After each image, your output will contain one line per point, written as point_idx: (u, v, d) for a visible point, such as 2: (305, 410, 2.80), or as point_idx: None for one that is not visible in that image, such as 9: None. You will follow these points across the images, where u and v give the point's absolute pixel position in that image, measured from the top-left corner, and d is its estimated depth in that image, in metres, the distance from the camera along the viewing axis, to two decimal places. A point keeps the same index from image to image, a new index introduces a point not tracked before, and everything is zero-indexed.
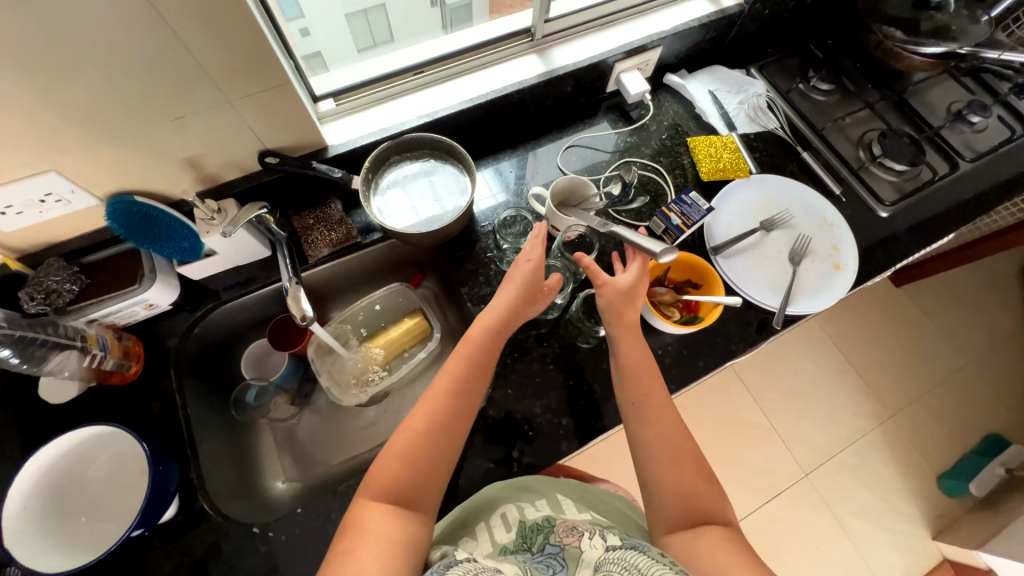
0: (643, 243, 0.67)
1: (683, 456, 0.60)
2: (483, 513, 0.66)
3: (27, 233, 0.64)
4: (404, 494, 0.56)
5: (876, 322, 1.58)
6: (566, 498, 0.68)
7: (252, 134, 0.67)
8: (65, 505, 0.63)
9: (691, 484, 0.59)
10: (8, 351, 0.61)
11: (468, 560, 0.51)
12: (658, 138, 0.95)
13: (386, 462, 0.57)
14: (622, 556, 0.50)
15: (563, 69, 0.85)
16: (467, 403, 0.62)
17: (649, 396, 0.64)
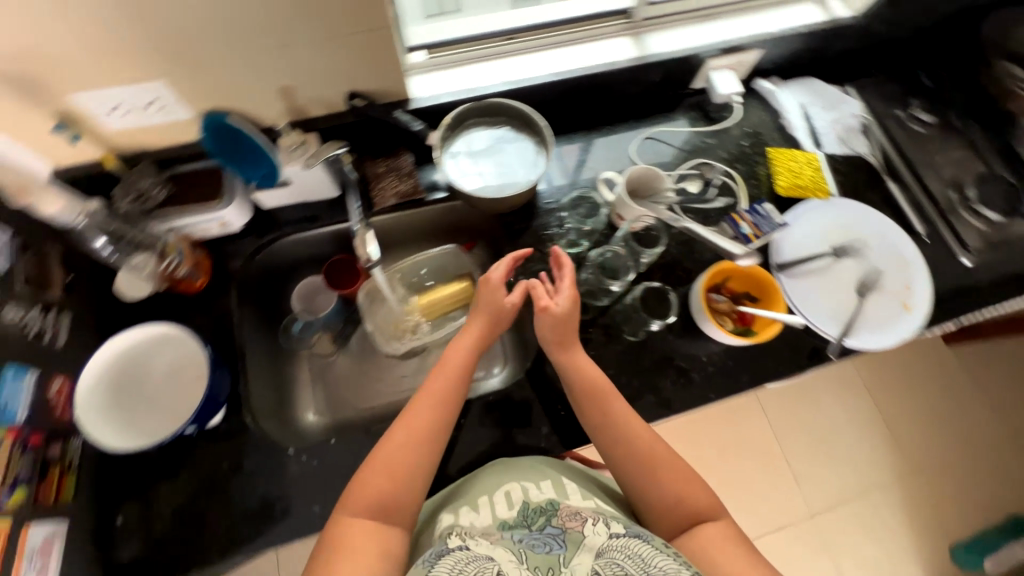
0: (723, 243, 0.72)
1: (657, 462, 0.62)
2: (483, 485, 0.68)
3: (127, 136, 0.67)
4: (385, 506, 0.57)
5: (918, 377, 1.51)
6: (571, 483, 0.69)
7: (347, 73, 0.68)
8: (127, 391, 0.66)
9: (671, 490, 0.60)
10: (102, 242, 0.67)
11: (460, 548, 0.55)
12: (737, 144, 0.92)
13: (366, 474, 0.59)
14: (626, 544, 0.54)
15: (657, 57, 0.83)
16: (439, 414, 0.64)
17: (612, 410, 0.65)
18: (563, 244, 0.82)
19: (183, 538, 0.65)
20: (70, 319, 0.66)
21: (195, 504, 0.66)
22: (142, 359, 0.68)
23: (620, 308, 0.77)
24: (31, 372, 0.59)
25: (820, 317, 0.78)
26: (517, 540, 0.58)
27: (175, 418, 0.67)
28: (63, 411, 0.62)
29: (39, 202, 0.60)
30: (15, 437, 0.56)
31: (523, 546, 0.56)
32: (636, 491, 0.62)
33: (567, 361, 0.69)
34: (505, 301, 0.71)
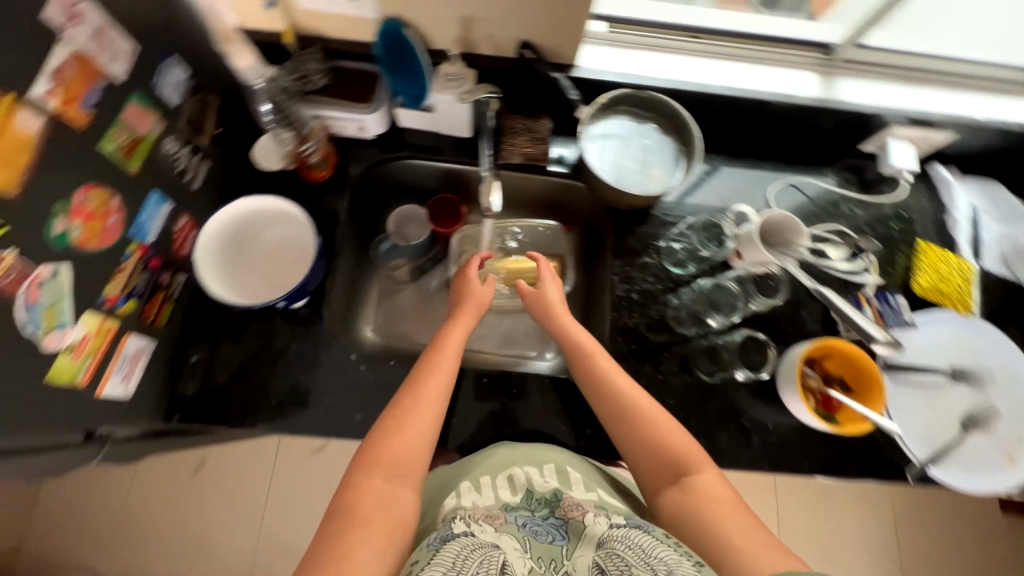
0: (870, 329, 0.68)
1: (653, 426, 0.63)
2: (489, 462, 0.68)
3: (310, 17, 0.68)
4: (397, 467, 0.58)
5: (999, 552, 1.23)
6: (576, 471, 0.67)
7: (530, 21, 0.67)
8: (240, 251, 0.71)
9: (665, 448, 0.61)
10: (267, 109, 0.68)
11: (466, 533, 0.54)
12: (886, 223, 0.83)
13: (377, 439, 0.60)
14: (627, 535, 0.53)
15: (840, 105, 0.76)
16: (433, 384, 0.64)
17: (608, 378, 0.67)
18: (668, 261, 0.78)
19: (238, 397, 0.70)
20: (207, 168, 0.71)
21: (255, 368, 0.72)
22: (256, 227, 0.72)
23: (705, 345, 0.74)
24: (166, 203, 0.64)
25: (910, 433, 0.71)
26: (522, 525, 0.57)
27: (272, 290, 0.72)
28: (179, 246, 0.67)
29: (234, 52, 0.62)
30: (141, 254, 0.60)
31: (526, 533, 0.56)
32: (634, 453, 0.63)
33: (559, 328, 0.72)
34: (483, 288, 0.75)
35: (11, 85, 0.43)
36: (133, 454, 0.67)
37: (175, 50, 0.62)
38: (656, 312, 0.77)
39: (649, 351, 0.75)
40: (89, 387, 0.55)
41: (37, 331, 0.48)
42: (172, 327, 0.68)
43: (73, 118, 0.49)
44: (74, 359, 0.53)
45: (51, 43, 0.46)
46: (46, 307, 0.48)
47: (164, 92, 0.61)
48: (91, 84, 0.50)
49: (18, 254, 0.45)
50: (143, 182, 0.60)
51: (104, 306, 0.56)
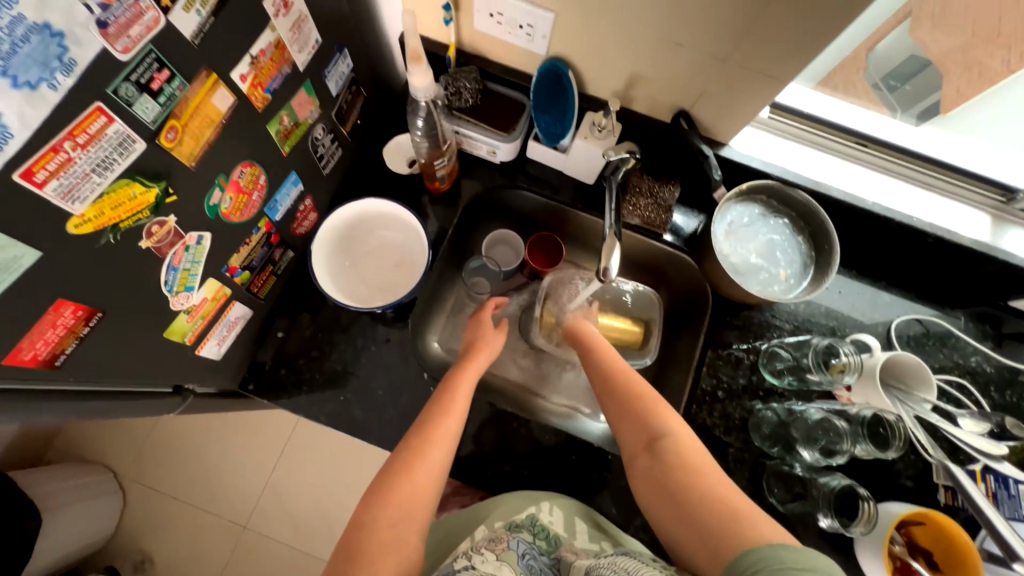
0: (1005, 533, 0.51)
1: (632, 392, 0.62)
2: (504, 508, 0.64)
3: (479, 38, 0.68)
4: (407, 507, 0.54)
5: None
6: (582, 523, 0.64)
7: (698, 95, 0.64)
8: (349, 249, 0.73)
9: (645, 417, 0.60)
10: (419, 123, 0.66)
11: (466, 566, 0.53)
12: (1017, 392, 0.75)
13: (387, 477, 0.56)
14: (613, 560, 0.51)
15: (1007, 256, 0.68)
16: (447, 425, 0.61)
17: (608, 365, 0.67)
18: (765, 365, 0.73)
19: (310, 382, 0.72)
20: (339, 155, 0.72)
21: (331, 358, 0.73)
22: (372, 226, 0.74)
23: (784, 469, 0.69)
24: (299, 186, 0.66)
25: None
26: (520, 554, 0.57)
27: (371, 293, 0.73)
28: (296, 226, 0.69)
29: (415, 73, 0.58)
30: (267, 230, 0.62)
31: (522, 566, 0.55)
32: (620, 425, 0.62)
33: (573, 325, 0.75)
34: (492, 334, 0.74)
35: (218, 67, 0.44)
36: (205, 409, 0.70)
37: (346, 43, 0.63)
38: (738, 414, 0.72)
39: (721, 456, 0.70)
40: (193, 345, 0.58)
41: (170, 290, 0.50)
42: (268, 299, 0.70)
43: (256, 100, 0.51)
44: (189, 319, 0.55)
45: (260, 29, 0.47)
46: (184, 270, 0.50)
47: (328, 83, 0.63)
48: (277, 70, 0.52)
49: (176, 221, 0.47)
50: (288, 163, 0.61)
51: (225, 274, 0.58)
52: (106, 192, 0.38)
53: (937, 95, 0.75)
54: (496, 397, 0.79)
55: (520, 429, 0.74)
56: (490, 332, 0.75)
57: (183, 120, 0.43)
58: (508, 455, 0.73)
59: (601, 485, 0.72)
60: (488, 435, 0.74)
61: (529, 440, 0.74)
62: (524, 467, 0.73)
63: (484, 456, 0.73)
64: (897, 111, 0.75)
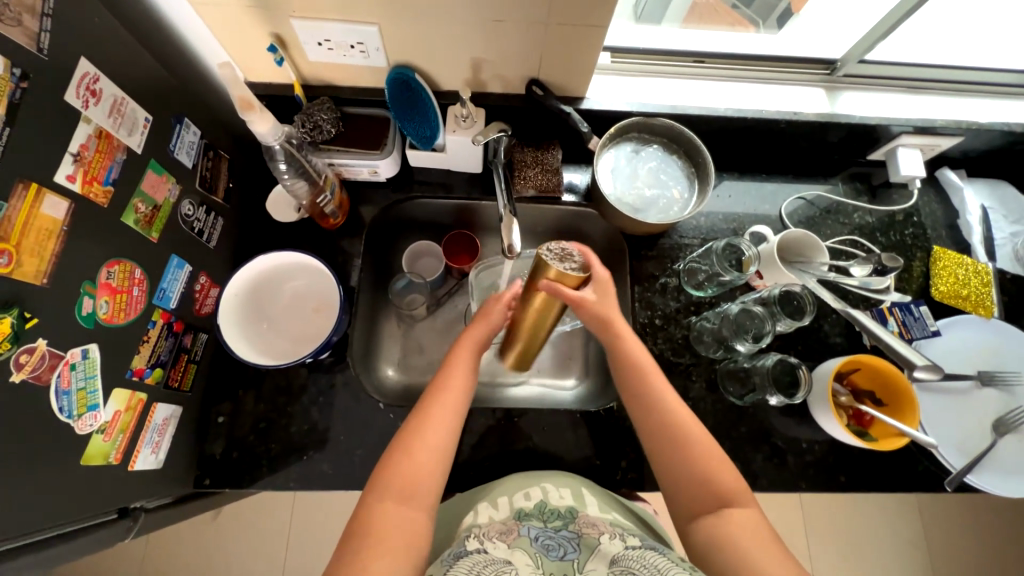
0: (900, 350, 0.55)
1: (678, 442, 0.59)
2: (503, 486, 0.66)
3: (319, 68, 0.68)
4: (407, 488, 0.54)
5: (970, 526, 1.38)
6: (591, 493, 0.65)
7: (539, 61, 0.67)
8: (262, 307, 0.71)
9: (704, 481, 0.56)
10: (284, 167, 0.65)
11: (478, 550, 0.54)
12: (900, 231, 0.84)
13: (396, 449, 0.56)
14: (642, 555, 0.53)
15: (849, 119, 0.76)
16: (452, 397, 0.61)
17: (650, 386, 0.62)
18: (688, 283, 0.78)
19: (269, 455, 0.70)
20: (220, 224, 0.70)
21: (283, 424, 0.71)
22: (277, 279, 0.72)
23: (732, 367, 0.74)
24: (187, 266, 0.64)
25: (941, 442, 0.71)
26: (534, 538, 0.56)
27: (296, 346, 0.71)
28: (199, 307, 0.67)
29: (254, 120, 0.57)
30: (165, 321, 0.60)
31: (538, 547, 0.54)
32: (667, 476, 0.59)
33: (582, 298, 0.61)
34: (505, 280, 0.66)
35: (35, 175, 0.42)
36: (167, 523, 0.66)
37: (183, 112, 0.61)
38: (680, 334, 0.76)
39: (677, 376, 0.74)
40: (122, 463, 0.55)
41: (70, 416, 0.47)
42: (196, 389, 0.68)
43: (96, 196, 0.49)
44: (106, 439, 0.52)
45: (72, 125, 0.45)
46: (79, 390, 0.48)
47: (178, 156, 0.61)
48: (110, 160, 0.50)
49: (48, 343, 0.44)
50: (163, 248, 0.59)
51: (133, 379, 0.55)
52: None
53: None
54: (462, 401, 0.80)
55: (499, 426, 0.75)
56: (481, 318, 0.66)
57: (14, 241, 0.40)
58: (487, 450, 0.74)
59: (581, 443, 0.75)
60: (463, 437, 0.75)
61: (501, 428, 0.75)
62: (505, 453, 0.74)
63: (467, 459, 0.74)
64: (758, 25, 0.77)
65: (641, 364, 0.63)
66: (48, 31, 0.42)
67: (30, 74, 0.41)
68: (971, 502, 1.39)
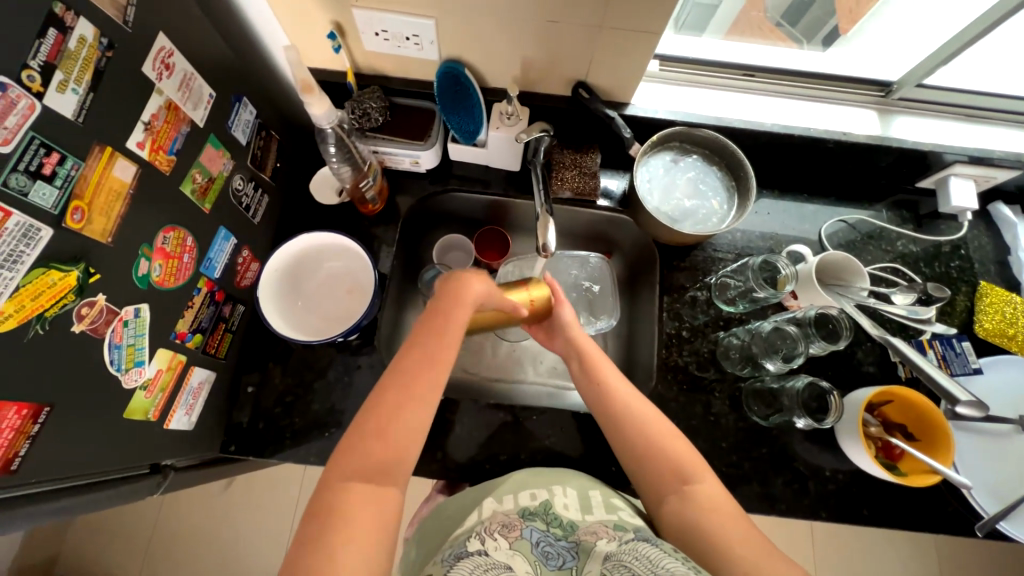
0: (940, 379, 0.52)
1: (632, 422, 0.60)
2: (510, 483, 0.66)
3: (374, 58, 0.70)
4: (376, 470, 0.50)
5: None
6: (597, 493, 0.65)
7: (588, 64, 0.67)
8: (298, 286, 0.73)
9: (664, 458, 0.58)
10: (333, 150, 0.67)
11: (480, 552, 0.53)
12: (945, 263, 0.81)
13: (360, 430, 0.52)
14: (634, 548, 0.52)
15: (900, 143, 0.74)
16: (430, 375, 0.55)
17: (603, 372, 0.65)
18: (719, 297, 0.77)
19: (291, 428, 0.71)
20: (266, 202, 0.73)
21: (307, 400, 0.73)
22: (315, 259, 0.74)
23: (758, 386, 0.73)
24: (232, 239, 0.66)
25: (975, 485, 0.68)
26: (535, 543, 0.56)
27: (327, 326, 0.73)
28: (239, 279, 0.69)
29: (313, 103, 0.59)
30: (208, 289, 0.62)
31: (537, 555, 0.54)
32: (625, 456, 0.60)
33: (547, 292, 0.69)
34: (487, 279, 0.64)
35: (110, 139, 0.44)
36: (190, 484, 0.68)
37: (243, 91, 0.64)
38: (706, 348, 0.75)
39: (700, 390, 0.73)
40: (160, 420, 0.57)
41: (120, 369, 0.50)
42: (230, 357, 0.70)
43: (160, 163, 0.51)
44: (148, 395, 0.54)
45: (146, 95, 0.48)
46: (128, 346, 0.50)
47: (234, 133, 0.63)
48: (176, 130, 0.53)
49: (106, 299, 0.46)
50: (213, 219, 0.62)
51: (176, 341, 0.58)
52: (23, 284, 0.38)
53: (836, 19, 0.72)
54: (481, 396, 0.81)
55: (517, 424, 0.76)
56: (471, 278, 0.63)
57: (87, 199, 0.43)
58: (500, 446, 0.75)
59: (597, 448, 0.75)
60: (479, 431, 0.75)
61: (518, 424, 0.76)
62: (519, 451, 0.75)
63: (481, 452, 0.74)
64: (802, 44, 0.76)
65: (592, 351, 0.67)
66: (134, 5, 0.45)
67: (115, 44, 0.43)
68: (996, 556, 1.33)
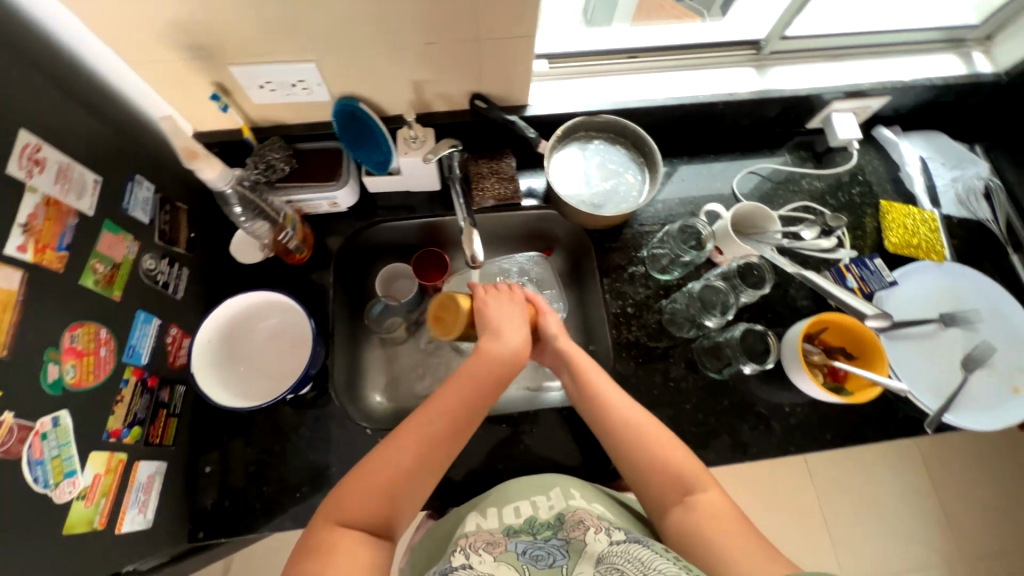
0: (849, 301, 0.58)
1: (628, 433, 0.62)
2: (493, 496, 0.66)
3: (265, 109, 0.70)
4: (374, 521, 0.54)
5: (970, 467, 1.42)
6: (576, 485, 0.67)
7: (477, 76, 0.69)
8: (236, 352, 0.71)
9: (665, 468, 0.60)
10: (239, 210, 0.67)
11: (464, 565, 0.57)
12: (847, 191, 0.88)
13: (363, 474, 0.56)
14: (626, 550, 0.55)
15: (780, 93, 0.80)
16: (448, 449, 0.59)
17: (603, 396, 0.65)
18: (653, 268, 0.81)
19: (261, 498, 0.69)
20: (186, 275, 0.71)
21: (272, 465, 0.70)
22: (250, 320, 0.72)
23: (707, 343, 0.76)
24: (155, 320, 0.64)
25: (917, 388, 0.73)
26: (522, 552, 0.58)
27: (278, 384, 0.71)
28: (173, 359, 0.66)
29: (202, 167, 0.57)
30: (138, 378, 0.60)
31: (526, 560, 0.57)
32: (625, 464, 0.62)
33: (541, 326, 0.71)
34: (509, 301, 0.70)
35: None
36: None
37: (134, 169, 0.62)
38: (653, 320, 0.78)
39: (656, 360, 0.76)
40: (109, 526, 0.54)
41: (47, 486, 0.47)
42: (181, 442, 0.67)
43: (50, 263, 0.49)
44: (89, 504, 0.52)
45: (17, 196, 0.46)
46: (52, 459, 0.48)
47: (133, 213, 0.61)
48: (62, 226, 0.50)
49: (14, 416, 0.44)
50: (127, 306, 0.59)
51: (110, 441, 0.55)
52: None
53: None
54: None
55: (490, 434, 0.75)
56: (506, 316, 0.68)
57: None
58: (480, 460, 0.74)
59: (573, 439, 0.75)
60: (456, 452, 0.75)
61: (491, 434, 0.76)
62: (500, 461, 0.75)
63: (461, 472, 0.74)
64: (704, 13, 0.83)
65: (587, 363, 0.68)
66: None
67: None
68: (966, 445, 1.44)
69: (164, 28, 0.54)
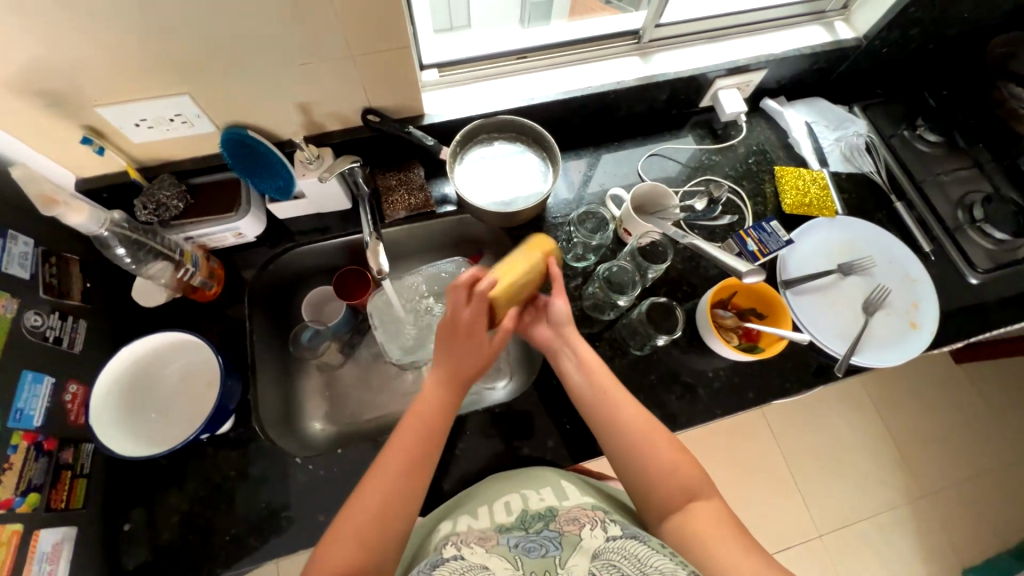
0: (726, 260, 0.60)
1: (635, 429, 0.61)
2: (482, 495, 0.65)
3: (149, 147, 0.68)
4: (373, 555, 0.52)
5: (913, 405, 1.51)
6: (569, 483, 0.66)
7: (363, 91, 0.70)
8: (143, 398, 0.68)
9: (674, 477, 0.59)
10: (123, 251, 0.66)
11: (455, 557, 0.54)
12: (743, 161, 0.93)
13: (353, 514, 0.54)
14: (623, 546, 0.52)
15: (664, 77, 0.84)
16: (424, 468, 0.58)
17: (615, 403, 0.63)
18: (569, 257, 0.82)
19: (188, 549, 0.65)
20: (85, 327, 0.68)
21: (197, 512, 0.67)
22: (157, 364, 0.70)
23: (626, 323, 0.78)
24: (46, 379, 0.61)
25: (827, 337, 0.78)
26: (514, 545, 0.56)
27: (190, 426, 0.69)
28: (75, 417, 0.64)
29: (65, 212, 0.57)
30: (30, 442, 0.57)
31: (516, 551, 0.54)
32: (634, 474, 0.60)
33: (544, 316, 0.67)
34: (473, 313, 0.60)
35: None
36: None
37: (4, 225, 0.59)
38: (575, 307, 0.80)
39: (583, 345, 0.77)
40: None
41: None
42: (95, 502, 0.63)
43: None
44: None
45: None
46: None
47: (10, 270, 0.59)
48: None
49: None
50: (9, 368, 0.56)
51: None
52: None
53: None
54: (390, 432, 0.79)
55: None
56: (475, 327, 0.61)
57: None
58: None
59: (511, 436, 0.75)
60: None
61: None
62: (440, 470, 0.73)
63: None
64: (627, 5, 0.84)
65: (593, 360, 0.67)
66: None
67: None
68: (906, 385, 1.53)
69: (11, 76, 0.52)
